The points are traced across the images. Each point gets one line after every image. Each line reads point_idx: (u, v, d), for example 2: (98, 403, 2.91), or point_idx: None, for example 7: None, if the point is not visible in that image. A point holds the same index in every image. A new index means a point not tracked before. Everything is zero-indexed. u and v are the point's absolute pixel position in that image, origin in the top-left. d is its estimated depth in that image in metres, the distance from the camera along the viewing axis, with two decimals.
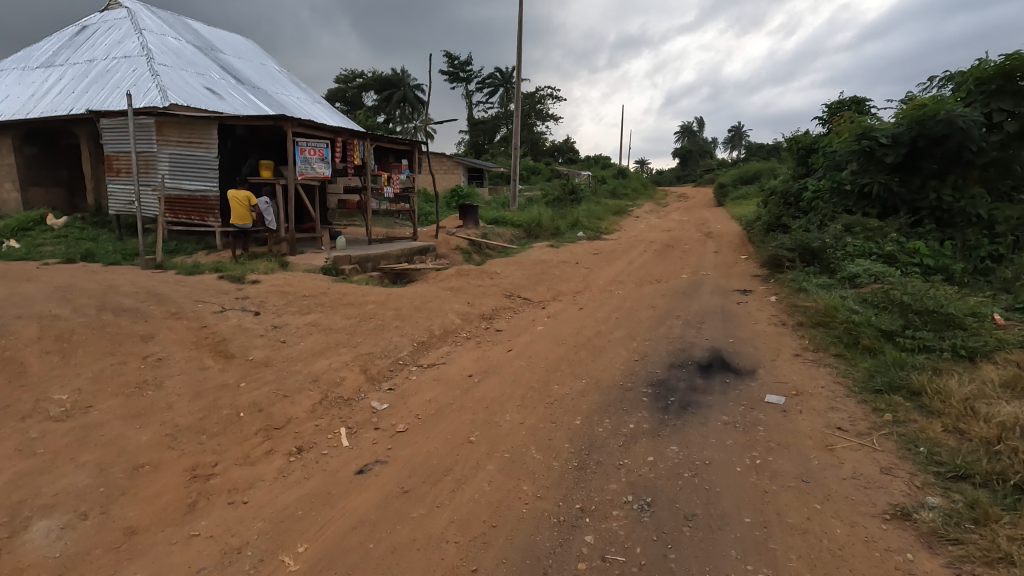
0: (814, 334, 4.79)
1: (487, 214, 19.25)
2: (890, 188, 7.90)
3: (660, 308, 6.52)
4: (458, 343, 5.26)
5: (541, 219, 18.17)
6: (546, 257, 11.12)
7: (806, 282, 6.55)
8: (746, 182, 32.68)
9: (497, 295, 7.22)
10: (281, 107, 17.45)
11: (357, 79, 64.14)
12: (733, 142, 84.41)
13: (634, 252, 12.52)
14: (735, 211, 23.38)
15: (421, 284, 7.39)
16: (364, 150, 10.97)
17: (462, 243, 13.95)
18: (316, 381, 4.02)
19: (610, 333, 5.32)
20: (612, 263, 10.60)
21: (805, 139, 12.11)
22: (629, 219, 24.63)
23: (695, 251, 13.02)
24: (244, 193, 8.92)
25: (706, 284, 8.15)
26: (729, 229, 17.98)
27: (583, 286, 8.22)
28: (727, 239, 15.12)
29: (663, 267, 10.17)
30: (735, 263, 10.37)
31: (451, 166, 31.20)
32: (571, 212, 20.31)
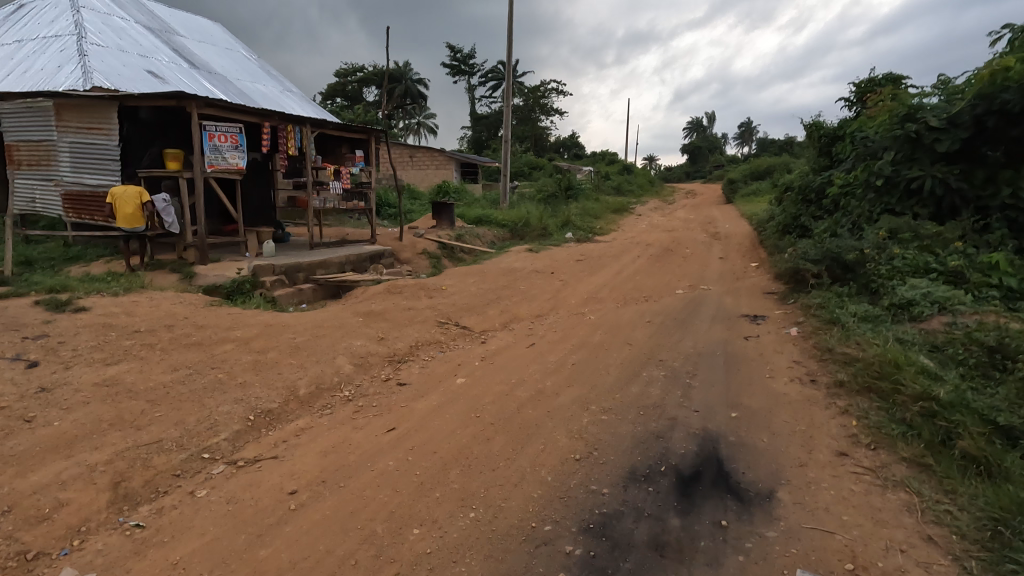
0: (866, 411, 3.06)
1: (470, 212, 17.52)
2: (947, 183, 6.08)
3: (636, 344, 4.78)
4: (327, 410, 3.57)
5: (528, 217, 16.40)
6: (519, 265, 9.40)
7: (840, 309, 4.80)
8: (758, 178, 30.66)
9: (427, 322, 5.52)
10: (241, 94, 15.75)
11: (357, 73, 62.67)
12: (744, 136, 81.95)
13: (626, 257, 10.74)
14: (745, 209, 21.44)
15: (331, 307, 5.69)
16: (302, 138, 9.27)
17: (430, 247, 12.24)
18: (4, 515, 2.33)
19: (551, 397, 3.59)
20: (594, 273, 8.84)
21: (829, 124, 10.22)
22: (631, 217, 22.77)
23: (696, 256, 11.23)
24: (134, 189, 7.22)
25: (704, 305, 6.39)
26: (739, 230, 16.11)
27: (548, 306, 6.50)
28: (736, 242, 13.29)
29: (656, 278, 8.41)
30: (744, 274, 8.60)
31: (443, 161, 29.43)
32: (564, 210, 18.49)
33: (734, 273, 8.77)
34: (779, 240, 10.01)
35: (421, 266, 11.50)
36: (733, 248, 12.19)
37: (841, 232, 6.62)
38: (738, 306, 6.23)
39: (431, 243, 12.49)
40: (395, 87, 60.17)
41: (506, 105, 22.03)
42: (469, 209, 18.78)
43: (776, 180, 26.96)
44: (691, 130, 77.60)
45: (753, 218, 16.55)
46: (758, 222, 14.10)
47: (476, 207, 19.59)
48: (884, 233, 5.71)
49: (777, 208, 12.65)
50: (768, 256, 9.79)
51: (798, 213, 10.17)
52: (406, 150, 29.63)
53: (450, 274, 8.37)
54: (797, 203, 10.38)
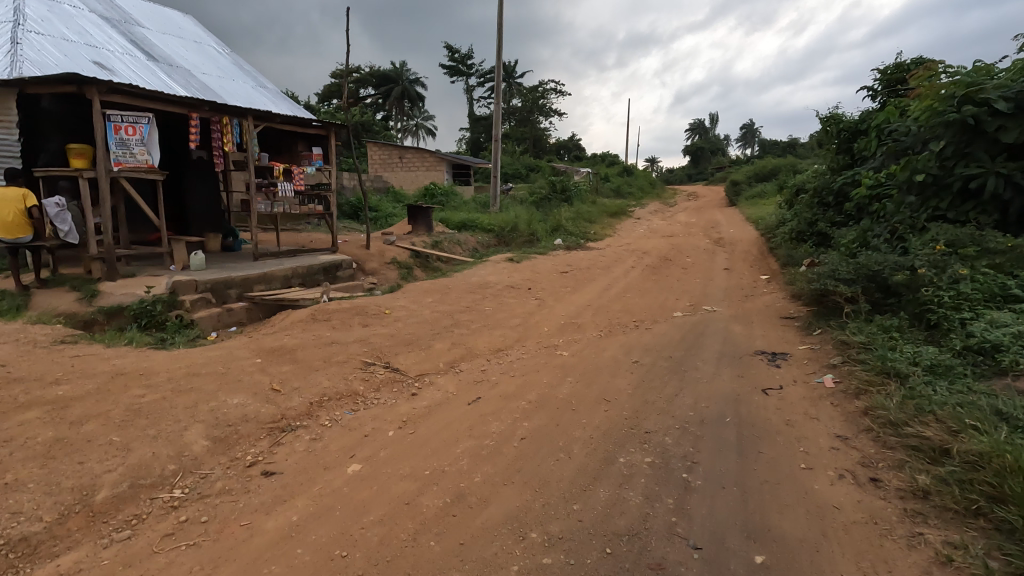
0: (991, 568, 1.84)
1: (455, 216, 16.27)
2: (1015, 183, 4.82)
3: (614, 400, 3.52)
4: (124, 533, 2.32)
5: (516, 222, 15.16)
6: (494, 278, 8.15)
7: (894, 352, 3.56)
8: (763, 180, 29.42)
9: (349, 361, 4.26)
10: (205, 88, 14.54)
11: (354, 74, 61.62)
12: (747, 138, 80.76)
13: (619, 268, 9.49)
14: (750, 213, 20.17)
15: (228, 343, 4.45)
16: (243, 133, 8.06)
17: (402, 255, 11.00)
18: None
19: (471, 514, 2.33)
20: (579, 288, 7.58)
21: (849, 116, 8.93)
22: (630, 221, 21.48)
23: (699, 266, 9.96)
24: (14, 192, 5.89)
25: (708, 334, 5.12)
26: (744, 235, 14.82)
27: (514, 335, 5.23)
28: (743, 250, 12.02)
29: (650, 295, 7.16)
30: (754, 291, 7.32)
31: (433, 162, 28.27)
32: (556, 214, 17.22)
33: (741, 289, 7.50)
34: (794, 249, 8.71)
35: (390, 277, 10.24)
36: (740, 257, 10.94)
37: (877, 245, 5.36)
38: (749, 336, 4.96)
39: (404, 250, 11.24)
40: (392, 88, 59.08)
41: (496, 103, 20.81)
42: (455, 213, 17.55)
43: (782, 182, 25.73)
44: (693, 131, 76.33)
45: (761, 223, 15.27)
46: (766, 227, 12.82)
47: (464, 210, 18.34)
48: (939, 246, 4.46)
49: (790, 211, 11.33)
50: (782, 268, 8.50)
51: (816, 218, 8.87)
52: (395, 151, 28.59)
53: (408, 291, 7.12)
54: (815, 206, 9.09)
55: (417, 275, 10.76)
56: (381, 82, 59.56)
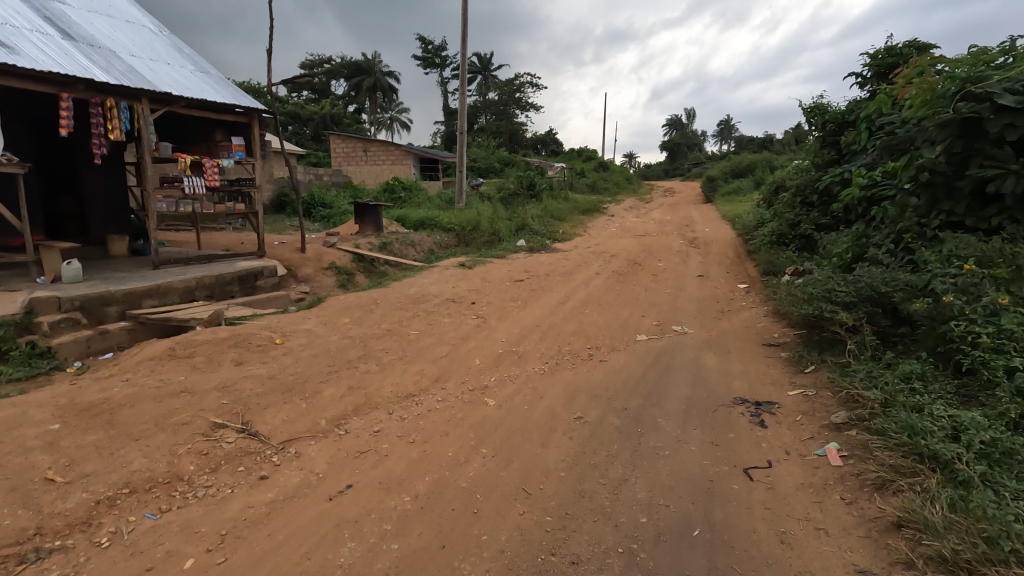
0: None
1: (413, 214, 15.08)
2: None
3: (536, 491, 2.50)
4: None
5: (478, 220, 14.05)
6: (436, 290, 7.07)
7: (921, 416, 2.61)
8: (739, 176, 28.78)
9: (191, 422, 3.14)
10: (130, 71, 13.03)
11: (324, 65, 59.64)
12: (723, 134, 80.82)
13: (582, 274, 8.46)
14: (726, 211, 19.40)
15: (29, 398, 3.28)
16: (135, 118, 6.81)
17: (342, 259, 9.82)
18: None
19: None
20: (532, 302, 6.53)
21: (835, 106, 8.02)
22: (603, 219, 20.55)
23: (671, 270, 9.00)
24: None
25: (675, 368, 4.13)
26: (720, 235, 13.95)
27: (433, 373, 4.15)
28: (720, 253, 11.12)
29: (612, 310, 6.15)
30: (732, 305, 6.37)
31: (399, 156, 26.97)
32: (523, 212, 16.14)
33: (717, 302, 6.54)
34: (775, 255, 7.80)
35: (326, 286, 9.07)
36: (716, 261, 10.02)
37: (879, 257, 4.44)
38: (725, 372, 3.99)
39: (345, 253, 10.06)
40: (363, 79, 57.23)
41: (461, 93, 19.58)
42: (415, 210, 16.34)
43: (758, 179, 25.08)
44: (670, 126, 75.91)
45: (738, 221, 14.40)
46: (744, 227, 11.94)
47: (425, 207, 17.15)
48: (960, 262, 3.57)
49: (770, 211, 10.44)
50: (761, 276, 7.59)
51: (799, 220, 7.97)
52: (360, 143, 27.23)
53: (326, 308, 6.00)
54: (798, 207, 8.19)
55: (358, 282, 9.61)
56: (353, 73, 57.71)
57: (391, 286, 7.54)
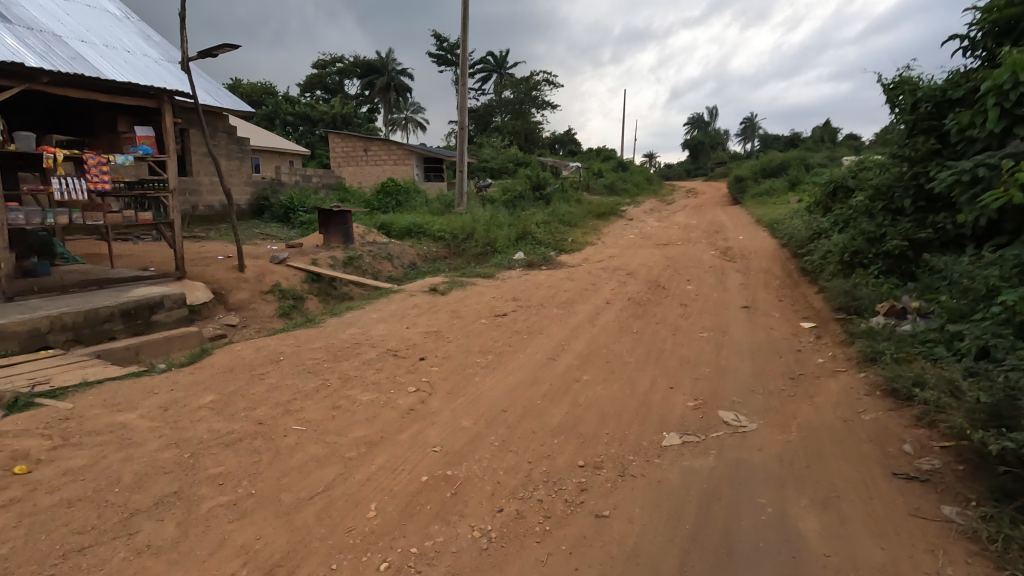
0: None
1: (400, 220, 13.19)
2: None
3: None
4: None
5: (472, 227, 12.07)
6: (381, 334, 5.12)
7: None
8: (771, 176, 26.33)
9: None
10: (76, 57, 11.27)
11: (338, 65, 58.53)
12: (748, 133, 77.79)
13: (588, 304, 6.45)
14: (761, 214, 17.09)
15: None
16: None
17: (291, 279, 7.93)
18: None
19: None
20: (509, 357, 4.54)
21: (931, 80, 5.86)
22: (621, 224, 18.43)
23: (704, 296, 6.94)
24: None
25: (746, 555, 2.11)
26: (759, 245, 11.76)
27: (272, 549, 2.18)
28: (763, 270, 8.97)
29: (623, 373, 4.14)
30: (804, 367, 4.28)
31: (401, 155, 25.21)
32: (527, 217, 14.14)
33: (778, 359, 4.47)
34: (856, 282, 5.68)
35: (262, 314, 7.18)
36: (760, 283, 7.91)
37: None
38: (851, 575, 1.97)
39: (296, 270, 8.16)
40: (375, 78, 55.91)
41: (462, 84, 17.59)
42: (405, 215, 14.44)
43: (793, 180, 22.64)
44: (692, 125, 73.11)
45: (781, 228, 12.15)
46: (793, 237, 9.74)
47: (418, 212, 15.26)
48: None
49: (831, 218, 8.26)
50: (837, 313, 5.49)
51: (888, 234, 5.85)
52: (360, 142, 25.57)
53: (202, 369, 4.09)
54: (884, 216, 6.05)
55: (307, 307, 7.71)
56: (366, 72, 56.42)
57: (327, 323, 5.62)
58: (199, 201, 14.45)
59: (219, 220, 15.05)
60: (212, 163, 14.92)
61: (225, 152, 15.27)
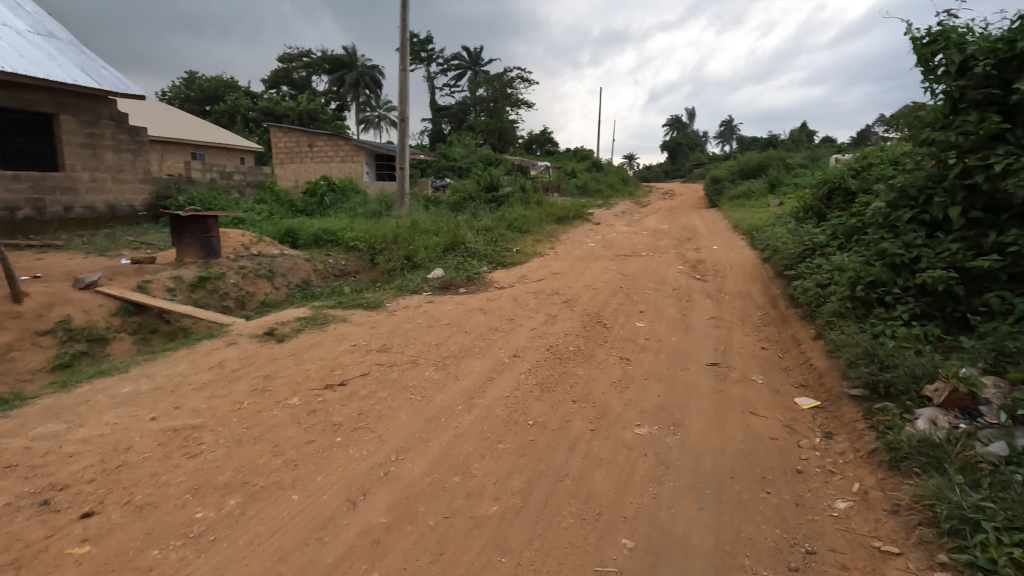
0: None
1: (313, 226, 11.01)
2: None
3: None
4: None
5: (392, 236, 9.94)
6: (84, 438, 2.96)
7: None
8: (749, 177, 24.69)
9: None
10: None
11: (304, 58, 55.85)
12: (725, 134, 77.00)
13: (484, 359, 4.38)
14: (738, 219, 15.31)
15: None
16: None
17: (92, 313, 5.71)
18: None
19: None
20: (265, 502, 2.42)
21: (987, 30, 3.96)
22: (585, 229, 16.50)
23: (655, 342, 4.91)
24: None
25: None
26: (735, 258, 9.86)
27: None
28: (740, 297, 6.98)
29: (458, 561, 2.06)
30: (811, 531, 2.27)
31: (350, 151, 22.98)
32: (468, 223, 12.05)
33: (763, 503, 2.46)
34: (878, 336, 3.75)
35: (23, 369, 4.96)
36: (735, 317, 5.92)
37: None
38: None
39: (104, 299, 5.94)
40: (343, 73, 53.45)
41: (403, 70, 15.37)
42: (326, 219, 12.28)
43: (773, 181, 20.97)
44: (670, 126, 71.81)
45: (762, 238, 10.22)
46: (778, 253, 7.78)
47: (343, 216, 13.06)
48: None
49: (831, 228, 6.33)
50: (850, 387, 3.51)
51: (926, 260, 3.92)
52: (304, 137, 23.23)
53: None
54: (915, 231, 4.13)
55: (108, 354, 5.50)
56: (333, 66, 53.84)
57: (36, 403, 3.44)
58: (77, 202, 12.13)
59: (102, 224, 12.64)
60: (94, 156, 12.49)
61: (112, 144, 12.85)
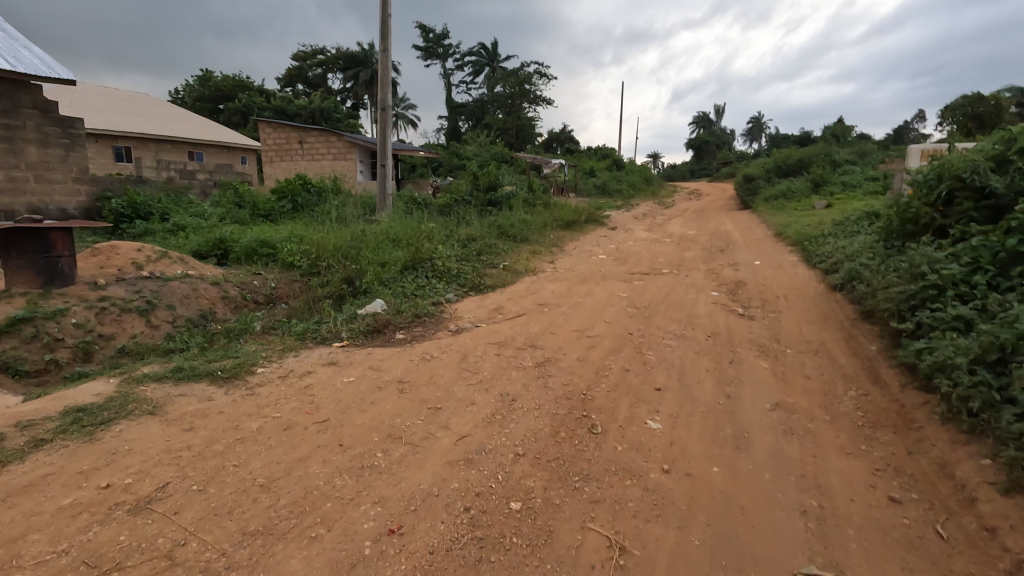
0: None
1: (253, 235, 8.87)
2: None
3: None
4: None
5: (339, 250, 7.74)
6: None
7: None
8: (787, 176, 21.95)
9: None
10: None
11: (320, 54, 54.42)
12: (754, 132, 73.40)
13: (325, 546, 2.13)
14: (782, 225, 12.79)
15: None
16: None
17: None
18: None
19: None
20: None
21: None
22: (598, 236, 14.16)
23: (685, 483, 2.60)
24: None
25: None
26: (786, 280, 7.46)
27: None
28: (812, 355, 4.57)
29: None
30: None
31: (343, 148, 20.97)
32: (448, 233, 9.78)
33: None
34: None
35: None
36: (818, 407, 3.54)
37: None
38: None
39: None
40: (357, 70, 51.75)
41: (383, 51, 13.13)
42: (280, 226, 10.18)
43: (816, 179, 18.21)
44: (695, 123, 68.50)
45: (825, 255, 7.70)
46: (867, 281, 5.32)
47: (306, 222, 10.97)
48: None
49: (973, 252, 3.93)
50: None
51: None
52: (294, 133, 21.29)
53: None
54: None
55: None
56: (349, 62, 52.24)
57: None
58: None
59: None
60: (11, 151, 10.51)
61: (37, 137, 10.84)
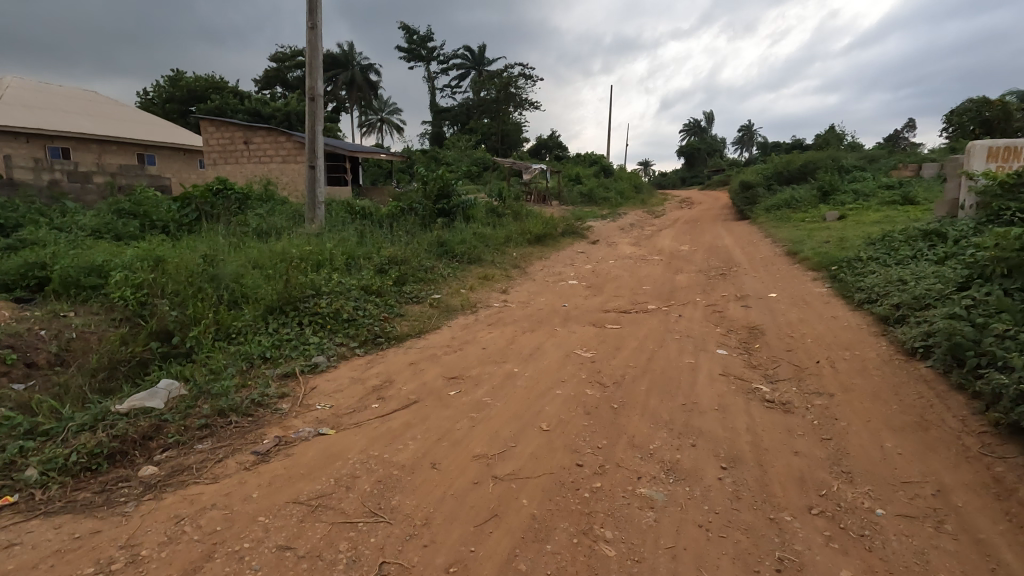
0: None
1: (85, 258, 6.42)
2: None
3: None
4: None
5: (181, 285, 5.37)
6: None
7: None
8: (788, 183, 19.83)
9: None
10: None
11: (297, 54, 51.83)
12: (744, 139, 71.99)
13: None
14: (794, 242, 10.54)
15: None
16: None
17: None
18: None
19: None
20: None
21: None
22: (574, 252, 11.85)
23: None
24: None
25: None
26: (822, 328, 5.15)
27: None
28: (939, 541, 2.24)
29: None
30: None
31: (293, 149, 18.55)
32: (366, 253, 7.38)
33: None
34: None
35: None
36: None
37: None
38: None
39: None
40: None
41: (313, 30, 10.76)
42: (149, 243, 7.73)
43: (824, 187, 16.01)
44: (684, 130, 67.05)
45: (876, 293, 5.39)
46: (1003, 366, 3.00)
47: (194, 238, 8.53)
48: None
49: None
50: None
51: None
52: (239, 132, 18.87)
53: None
54: None
55: None
56: None
57: None
58: None
59: None
60: None
61: None
